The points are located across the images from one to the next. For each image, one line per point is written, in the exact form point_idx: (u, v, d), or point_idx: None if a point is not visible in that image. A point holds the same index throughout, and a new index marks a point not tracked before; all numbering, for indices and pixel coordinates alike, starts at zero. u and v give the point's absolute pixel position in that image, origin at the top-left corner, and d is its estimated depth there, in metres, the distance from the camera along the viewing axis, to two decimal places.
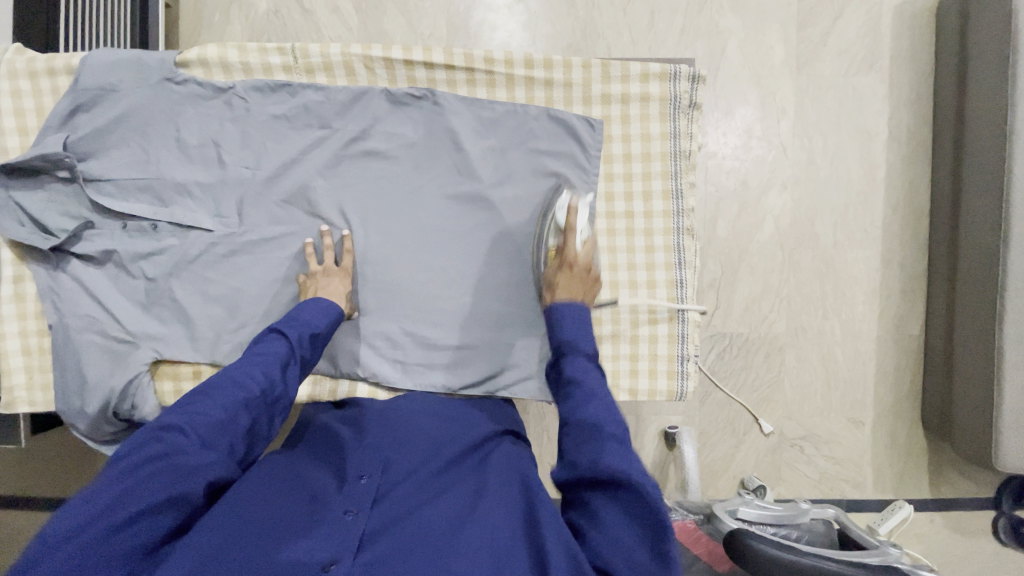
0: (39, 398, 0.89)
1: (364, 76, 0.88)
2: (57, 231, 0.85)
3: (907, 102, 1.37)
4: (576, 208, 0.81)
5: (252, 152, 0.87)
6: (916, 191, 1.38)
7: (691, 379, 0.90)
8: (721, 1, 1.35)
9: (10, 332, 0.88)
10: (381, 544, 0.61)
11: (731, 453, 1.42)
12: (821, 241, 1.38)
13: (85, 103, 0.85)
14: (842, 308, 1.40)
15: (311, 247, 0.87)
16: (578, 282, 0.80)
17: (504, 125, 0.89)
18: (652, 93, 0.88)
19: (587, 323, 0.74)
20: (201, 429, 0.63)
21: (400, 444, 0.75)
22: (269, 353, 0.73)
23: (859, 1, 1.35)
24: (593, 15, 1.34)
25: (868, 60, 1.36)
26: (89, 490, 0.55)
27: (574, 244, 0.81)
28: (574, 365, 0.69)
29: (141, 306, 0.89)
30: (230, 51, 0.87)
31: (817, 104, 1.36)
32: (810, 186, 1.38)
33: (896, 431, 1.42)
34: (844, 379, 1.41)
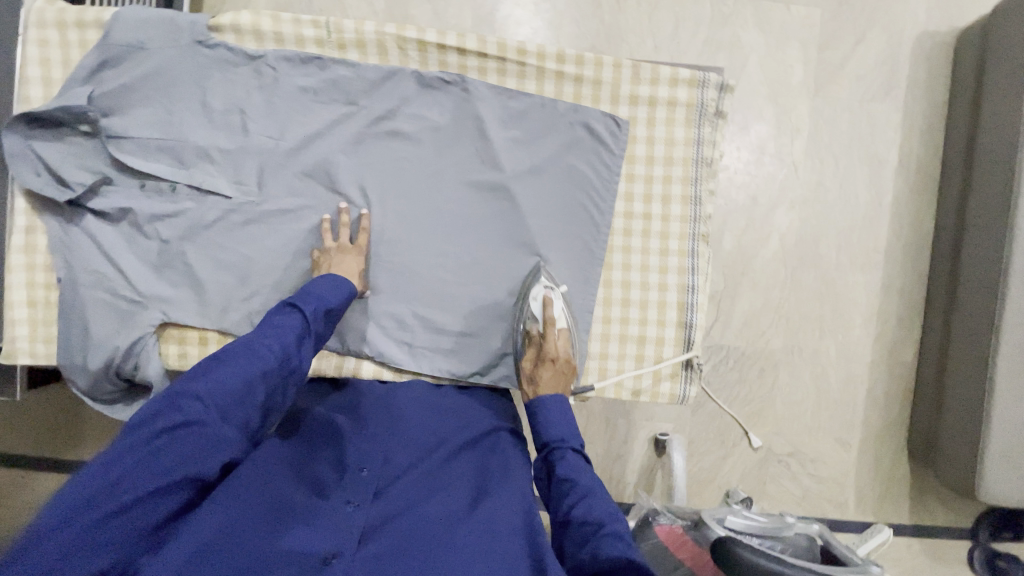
0: (40, 351, 0.89)
1: (396, 57, 0.88)
2: (73, 184, 0.85)
3: (920, 132, 1.39)
4: (551, 302, 0.85)
5: (277, 123, 0.87)
6: (921, 220, 1.40)
7: (695, 385, 0.90)
8: (745, 17, 1.36)
9: (18, 282, 0.88)
10: (382, 534, 0.64)
11: (718, 463, 1.43)
12: (824, 262, 1.40)
13: (114, 59, 0.85)
14: (840, 329, 1.41)
15: (328, 223, 0.87)
16: (557, 375, 0.83)
17: (530, 118, 0.89)
18: (679, 98, 0.89)
19: (570, 415, 0.78)
20: (218, 400, 0.62)
21: (399, 439, 0.78)
22: (285, 327, 0.72)
23: (881, 28, 1.37)
24: (617, 19, 1.35)
25: (885, 87, 1.38)
26: (102, 459, 0.54)
27: (552, 338, 0.85)
28: (564, 461, 0.72)
29: (152, 268, 0.88)
30: (263, 19, 0.86)
31: (831, 126, 1.38)
32: (818, 206, 1.39)
33: (881, 454, 1.44)
34: (835, 400, 1.43)
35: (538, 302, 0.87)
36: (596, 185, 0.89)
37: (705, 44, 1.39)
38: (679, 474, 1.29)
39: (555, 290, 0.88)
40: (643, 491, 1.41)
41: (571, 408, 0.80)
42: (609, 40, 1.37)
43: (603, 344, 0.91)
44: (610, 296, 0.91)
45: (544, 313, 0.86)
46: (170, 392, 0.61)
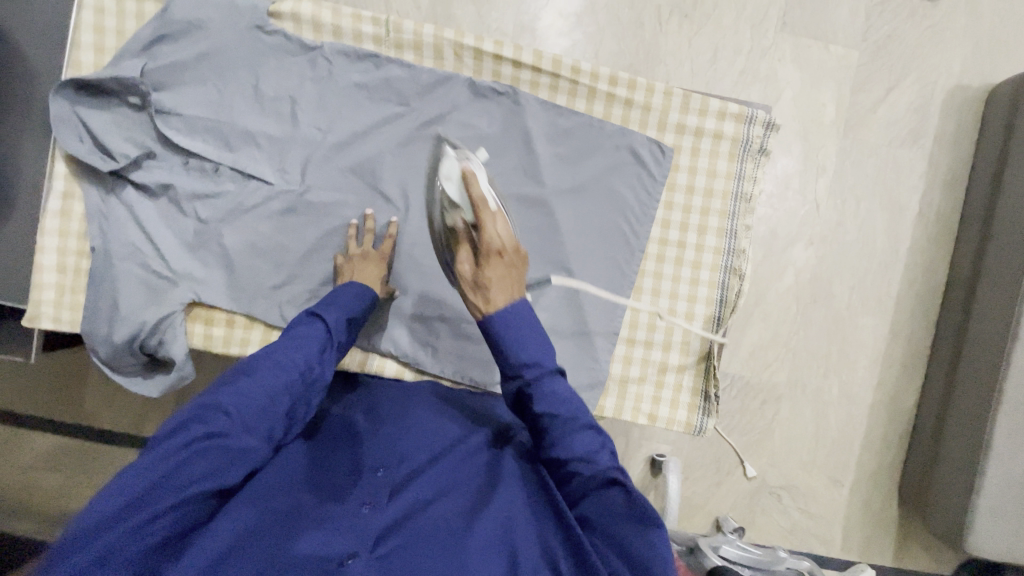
0: (64, 318, 0.88)
1: (451, 62, 0.88)
2: (118, 156, 0.84)
3: (942, 183, 1.40)
4: (475, 179, 0.72)
5: (326, 116, 0.87)
6: (935, 270, 1.41)
7: (711, 417, 0.91)
8: (783, 52, 1.38)
9: (49, 247, 0.87)
10: (398, 538, 0.61)
11: (711, 489, 1.44)
12: (835, 301, 1.41)
13: (171, 35, 0.85)
14: (844, 369, 1.43)
15: (354, 229, 0.87)
16: (507, 272, 0.68)
17: (576, 136, 0.89)
18: (726, 131, 0.90)
19: (534, 327, 0.68)
20: (244, 412, 0.63)
21: (417, 437, 0.76)
22: (307, 338, 0.74)
23: (915, 76, 1.38)
24: (657, 40, 1.36)
25: (913, 135, 1.39)
26: (131, 469, 0.54)
27: (491, 227, 0.69)
28: (543, 395, 0.67)
29: (186, 246, 0.88)
30: (324, 10, 0.87)
31: (856, 168, 1.39)
32: (836, 246, 1.40)
33: (872, 497, 1.45)
34: (833, 438, 1.44)
35: (464, 191, 0.74)
36: (634, 209, 0.90)
37: (741, 74, 1.40)
38: (673, 496, 1.30)
39: (473, 168, 0.77)
40: None
41: (528, 309, 0.68)
42: (646, 60, 1.38)
43: (625, 367, 0.92)
44: (637, 319, 0.92)
45: (475, 200, 0.72)
46: (197, 404, 0.62)
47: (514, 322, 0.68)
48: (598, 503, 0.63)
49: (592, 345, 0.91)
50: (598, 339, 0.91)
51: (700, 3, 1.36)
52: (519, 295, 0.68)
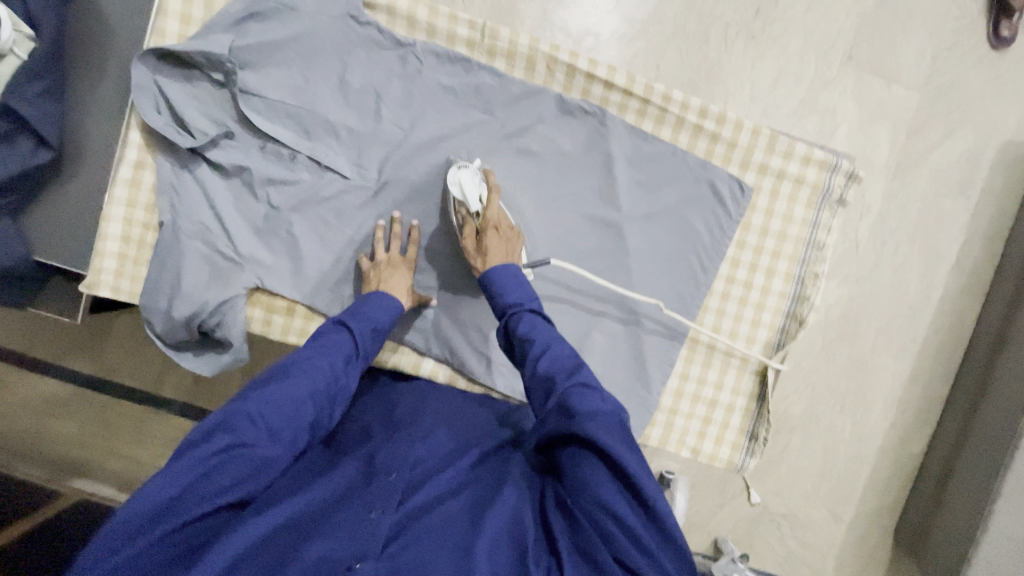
0: (123, 287, 0.88)
1: (542, 75, 0.87)
2: (196, 132, 0.83)
3: (983, 234, 1.27)
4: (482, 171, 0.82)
5: (410, 115, 0.86)
6: (961, 321, 1.29)
7: (754, 458, 0.92)
8: (846, 85, 1.24)
9: (116, 216, 0.86)
10: (406, 541, 0.57)
11: (713, 510, 1.41)
12: (859, 341, 1.32)
13: (261, 13, 0.83)
14: (858, 410, 1.33)
15: (383, 230, 0.85)
16: (504, 242, 0.80)
17: (657, 164, 0.88)
18: (808, 177, 0.89)
19: (521, 279, 0.76)
20: (270, 420, 0.61)
21: (428, 442, 0.73)
22: (335, 346, 0.72)
23: (972, 125, 1.23)
24: (706, 50, 1.22)
25: (962, 183, 1.25)
26: (154, 481, 0.53)
27: (494, 205, 0.81)
28: (524, 323, 0.72)
29: (255, 230, 0.87)
30: (420, 7, 0.85)
31: (900, 211, 1.27)
32: (871, 288, 1.30)
33: (867, 535, 1.39)
34: (838, 476, 1.37)
35: (470, 175, 0.82)
36: (705, 244, 0.89)
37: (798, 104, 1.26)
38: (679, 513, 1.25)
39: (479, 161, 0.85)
40: None
41: (522, 272, 0.77)
42: (707, 78, 1.23)
43: (675, 400, 0.93)
44: (694, 354, 0.93)
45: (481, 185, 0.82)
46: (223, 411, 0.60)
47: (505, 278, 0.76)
48: (589, 461, 0.61)
49: (645, 374, 0.91)
50: (652, 369, 0.91)
51: (771, 23, 1.21)
52: (514, 263, 0.78)
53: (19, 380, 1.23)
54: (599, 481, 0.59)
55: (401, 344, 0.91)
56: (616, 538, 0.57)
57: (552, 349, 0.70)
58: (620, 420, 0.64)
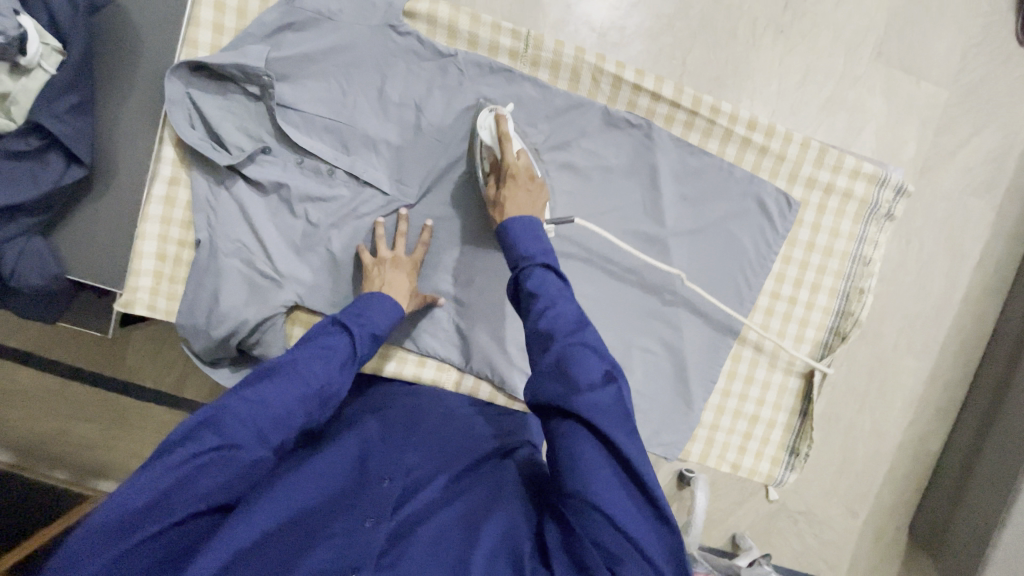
0: (159, 306, 0.86)
1: (586, 86, 0.85)
2: (232, 147, 0.81)
3: (1010, 234, 1.21)
4: (501, 118, 0.78)
5: (451, 128, 0.84)
6: (983, 320, 1.24)
7: (794, 473, 0.93)
8: (875, 81, 1.16)
9: (150, 234, 0.85)
10: (402, 553, 0.54)
11: (731, 508, 1.33)
12: (882, 342, 1.25)
13: (298, 24, 0.81)
14: (877, 408, 1.28)
15: (384, 228, 0.82)
16: (523, 191, 0.75)
17: (703, 178, 0.86)
18: (856, 192, 0.88)
19: (537, 230, 0.71)
20: (260, 421, 0.57)
21: (423, 447, 0.70)
22: (332, 351, 0.66)
23: (999, 124, 1.18)
24: (727, 44, 1.14)
25: (988, 184, 1.20)
26: (133, 484, 0.50)
27: (511, 153, 0.77)
28: (533, 274, 0.65)
29: (293, 248, 0.85)
30: (462, 16, 0.83)
31: (928, 210, 1.21)
32: (895, 286, 1.23)
33: (883, 530, 1.32)
34: (855, 474, 1.31)
35: (490, 126, 0.80)
36: (751, 260, 0.88)
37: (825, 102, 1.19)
38: (698, 515, 1.12)
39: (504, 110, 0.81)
40: None
41: (540, 223, 0.72)
42: (734, 76, 1.15)
43: (716, 416, 0.93)
44: (736, 370, 0.92)
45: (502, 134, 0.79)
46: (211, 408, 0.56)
47: (520, 229, 0.71)
48: (583, 448, 0.55)
49: (687, 390, 0.91)
50: (694, 386, 0.91)
51: (800, 17, 1.14)
52: (532, 213, 0.73)
53: (13, 374, 1.16)
54: (596, 476, 0.53)
55: (440, 361, 0.90)
56: (607, 538, 0.52)
57: (557, 303, 0.63)
58: (619, 390, 0.57)
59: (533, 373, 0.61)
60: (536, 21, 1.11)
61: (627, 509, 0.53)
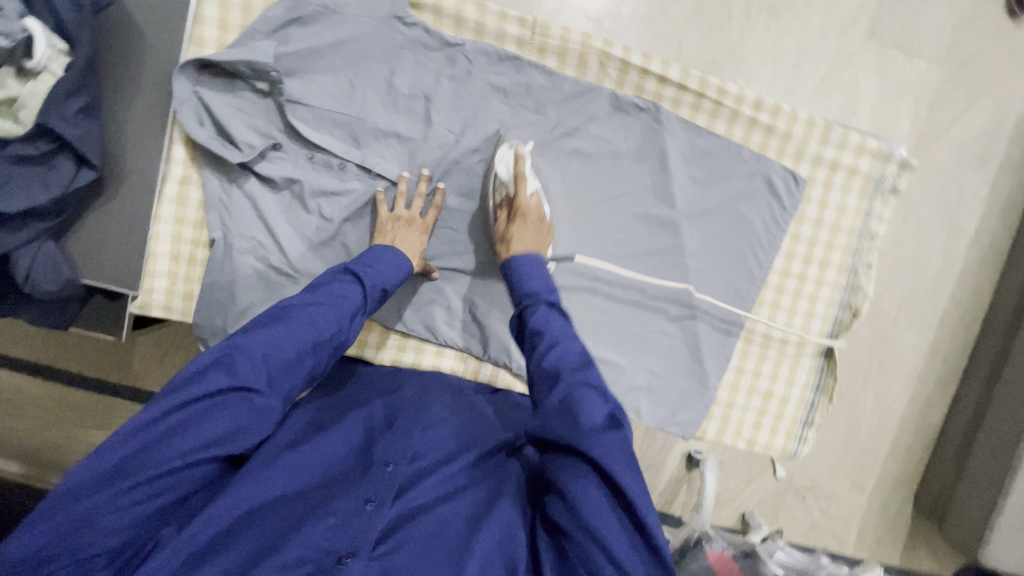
0: (175, 307, 0.86)
1: (594, 72, 0.86)
2: (243, 144, 0.81)
3: (1005, 206, 1.24)
4: (520, 156, 0.80)
5: (460, 118, 0.85)
6: (982, 292, 1.27)
7: (808, 446, 0.95)
8: (869, 59, 1.17)
9: (164, 234, 0.84)
10: (401, 540, 0.56)
11: (741, 486, 1.35)
12: (883, 317, 1.27)
13: (304, 18, 0.80)
14: (881, 382, 1.30)
15: (406, 183, 0.83)
16: (531, 232, 0.79)
17: (712, 159, 0.87)
18: (861, 167, 0.89)
19: (544, 269, 0.74)
20: (270, 365, 0.60)
21: (433, 433, 0.70)
22: (344, 298, 0.70)
23: (990, 98, 1.20)
24: (723, 27, 1.15)
25: (981, 157, 1.22)
26: (146, 413, 0.52)
27: (524, 193, 0.80)
28: (538, 313, 0.68)
29: (308, 244, 0.85)
30: (468, 5, 0.83)
31: (923, 186, 1.23)
32: (894, 263, 1.25)
33: (888, 501, 1.35)
34: (860, 447, 1.33)
35: (507, 162, 0.82)
36: (761, 240, 0.89)
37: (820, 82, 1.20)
38: (708, 494, 1.16)
39: (523, 147, 0.83)
40: (664, 504, 1.29)
41: (546, 262, 0.75)
42: (729, 59, 1.16)
43: (731, 394, 0.95)
44: (750, 348, 0.93)
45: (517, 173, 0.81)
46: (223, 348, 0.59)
47: (526, 266, 0.74)
48: (581, 487, 0.54)
49: (702, 370, 0.92)
50: (709, 365, 0.92)
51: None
52: (539, 253, 0.76)
53: (24, 387, 1.15)
54: (594, 510, 0.53)
55: (457, 350, 0.91)
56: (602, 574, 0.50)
57: (562, 341, 0.66)
58: (624, 433, 0.58)
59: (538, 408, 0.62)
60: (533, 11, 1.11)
61: (625, 546, 0.52)
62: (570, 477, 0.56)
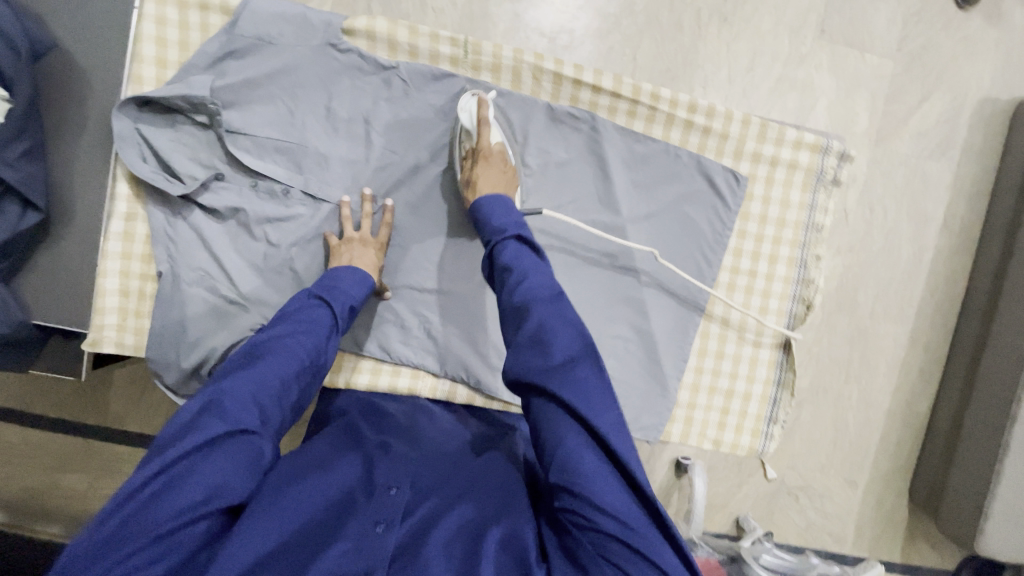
0: (127, 342, 0.87)
1: (529, 86, 0.88)
2: (186, 177, 0.82)
3: (968, 192, 1.25)
4: (484, 102, 0.82)
5: (401, 138, 0.86)
6: (955, 278, 1.27)
7: (774, 442, 0.94)
8: (821, 57, 1.19)
9: (111, 270, 0.85)
10: (417, 558, 0.52)
11: (732, 491, 1.31)
12: (859, 309, 1.27)
13: (239, 51, 0.82)
14: (863, 375, 1.28)
15: (349, 209, 0.84)
16: (496, 172, 0.80)
17: (651, 163, 0.89)
18: (801, 161, 0.91)
19: (511, 208, 0.74)
20: (258, 400, 0.60)
21: (422, 455, 0.69)
22: (316, 321, 0.70)
23: (946, 87, 1.22)
24: (675, 37, 1.17)
25: (941, 146, 1.23)
26: (141, 475, 0.52)
27: (488, 139, 0.81)
28: (506, 250, 0.68)
29: (257, 270, 0.86)
30: (400, 29, 0.85)
31: (885, 177, 1.23)
32: (864, 254, 1.25)
33: (883, 496, 1.32)
34: (850, 443, 1.30)
35: (471, 110, 0.83)
36: (708, 239, 0.90)
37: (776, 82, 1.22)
38: (699, 499, 1.15)
39: (488, 96, 0.84)
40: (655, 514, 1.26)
41: (512, 202, 0.75)
42: (683, 67, 1.18)
43: (693, 395, 0.94)
44: (707, 348, 0.94)
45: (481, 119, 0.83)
46: (210, 396, 0.59)
47: (496, 208, 0.74)
48: (566, 431, 0.55)
49: (662, 373, 0.92)
50: (668, 366, 0.92)
51: (741, 4, 1.17)
52: (505, 193, 0.77)
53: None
54: (587, 462, 0.53)
55: (415, 368, 0.91)
56: (602, 525, 0.51)
57: (531, 274, 0.65)
58: (597, 364, 0.59)
59: (509, 348, 0.61)
60: (488, 34, 1.14)
61: (615, 495, 0.53)
62: (553, 426, 0.55)
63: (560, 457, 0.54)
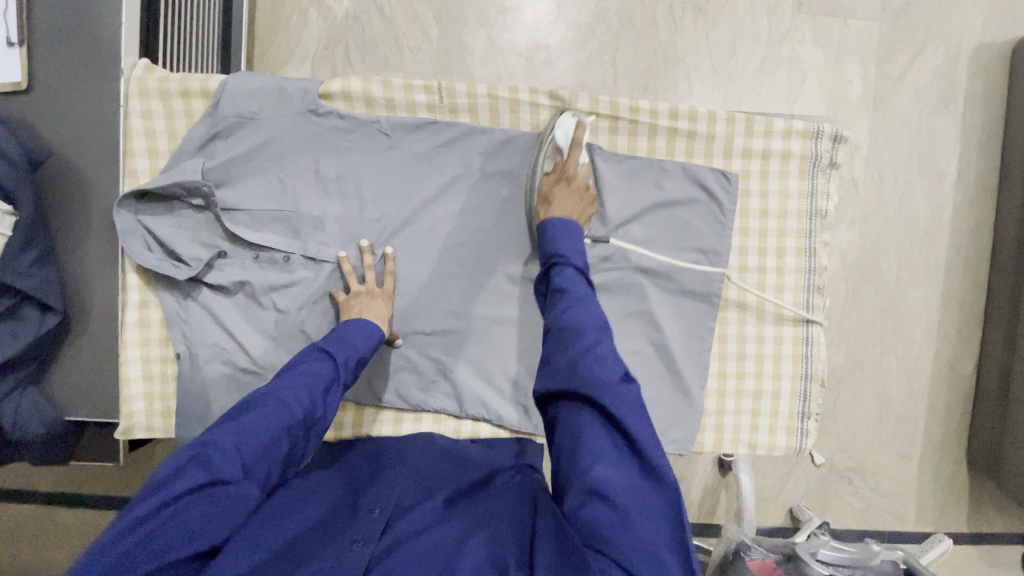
0: (156, 425, 0.90)
1: (508, 118, 0.89)
2: (189, 260, 0.85)
3: (979, 143, 1.20)
4: (581, 126, 0.82)
5: (390, 188, 0.88)
6: (979, 233, 1.22)
7: (811, 438, 0.92)
8: (804, 30, 1.17)
9: (133, 358, 0.90)
10: (389, 568, 0.56)
11: (782, 481, 1.27)
12: (884, 277, 1.22)
13: (223, 131, 0.86)
14: (900, 345, 1.24)
15: (347, 263, 0.85)
16: (574, 198, 0.82)
17: (636, 180, 0.89)
18: (793, 150, 0.89)
19: (578, 236, 0.74)
20: (247, 452, 0.59)
21: (414, 480, 0.71)
22: (317, 373, 0.69)
23: (938, 40, 1.18)
24: (651, 34, 1.16)
25: (943, 99, 1.19)
26: (128, 520, 0.52)
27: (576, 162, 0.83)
28: (563, 276, 0.70)
29: (269, 338, 0.87)
30: (374, 85, 0.87)
31: (890, 140, 1.20)
32: (880, 222, 1.22)
33: (940, 467, 1.27)
34: (897, 416, 1.25)
35: (567, 129, 0.84)
36: (710, 241, 0.89)
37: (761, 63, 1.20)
38: (751, 497, 1.08)
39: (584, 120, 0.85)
40: (706, 514, 1.23)
41: (580, 232, 0.76)
42: (665, 62, 1.17)
43: (719, 400, 0.93)
44: (726, 351, 0.92)
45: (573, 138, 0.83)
46: (198, 445, 0.59)
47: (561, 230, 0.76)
48: (589, 436, 0.58)
49: (685, 385, 0.90)
50: (689, 377, 0.90)
51: None
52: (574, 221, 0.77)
53: (49, 520, 1.17)
54: (609, 465, 0.56)
55: (436, 413, 0.91)
56: (603, 521, 0.53)
57: (582, 304, 0.67)
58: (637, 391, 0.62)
59: (548, 375, 0.64)
60: (467, 65, 1.15)
61: (638, 496, 0.55)
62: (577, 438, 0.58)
63: (583, 457, 0.57)
